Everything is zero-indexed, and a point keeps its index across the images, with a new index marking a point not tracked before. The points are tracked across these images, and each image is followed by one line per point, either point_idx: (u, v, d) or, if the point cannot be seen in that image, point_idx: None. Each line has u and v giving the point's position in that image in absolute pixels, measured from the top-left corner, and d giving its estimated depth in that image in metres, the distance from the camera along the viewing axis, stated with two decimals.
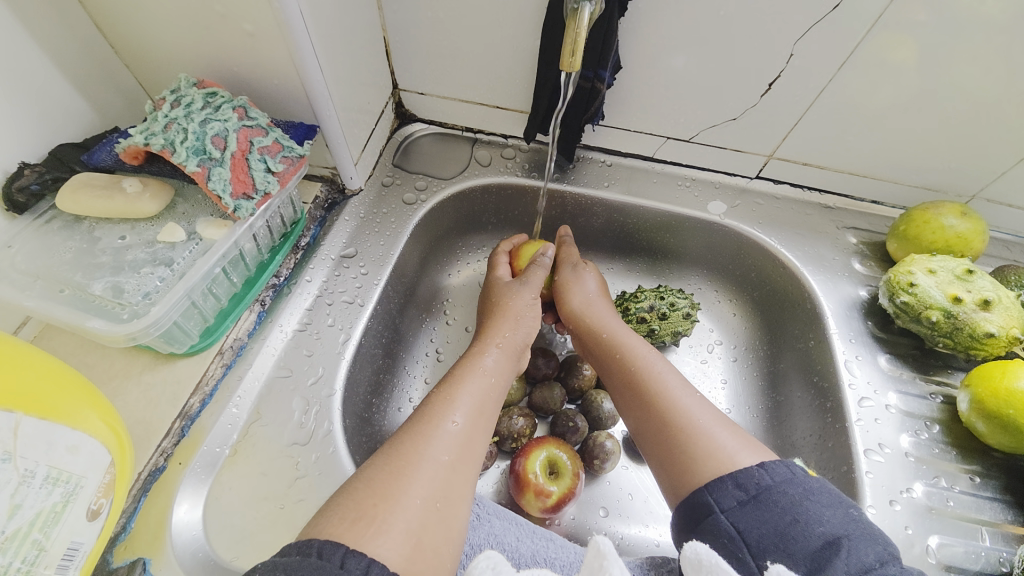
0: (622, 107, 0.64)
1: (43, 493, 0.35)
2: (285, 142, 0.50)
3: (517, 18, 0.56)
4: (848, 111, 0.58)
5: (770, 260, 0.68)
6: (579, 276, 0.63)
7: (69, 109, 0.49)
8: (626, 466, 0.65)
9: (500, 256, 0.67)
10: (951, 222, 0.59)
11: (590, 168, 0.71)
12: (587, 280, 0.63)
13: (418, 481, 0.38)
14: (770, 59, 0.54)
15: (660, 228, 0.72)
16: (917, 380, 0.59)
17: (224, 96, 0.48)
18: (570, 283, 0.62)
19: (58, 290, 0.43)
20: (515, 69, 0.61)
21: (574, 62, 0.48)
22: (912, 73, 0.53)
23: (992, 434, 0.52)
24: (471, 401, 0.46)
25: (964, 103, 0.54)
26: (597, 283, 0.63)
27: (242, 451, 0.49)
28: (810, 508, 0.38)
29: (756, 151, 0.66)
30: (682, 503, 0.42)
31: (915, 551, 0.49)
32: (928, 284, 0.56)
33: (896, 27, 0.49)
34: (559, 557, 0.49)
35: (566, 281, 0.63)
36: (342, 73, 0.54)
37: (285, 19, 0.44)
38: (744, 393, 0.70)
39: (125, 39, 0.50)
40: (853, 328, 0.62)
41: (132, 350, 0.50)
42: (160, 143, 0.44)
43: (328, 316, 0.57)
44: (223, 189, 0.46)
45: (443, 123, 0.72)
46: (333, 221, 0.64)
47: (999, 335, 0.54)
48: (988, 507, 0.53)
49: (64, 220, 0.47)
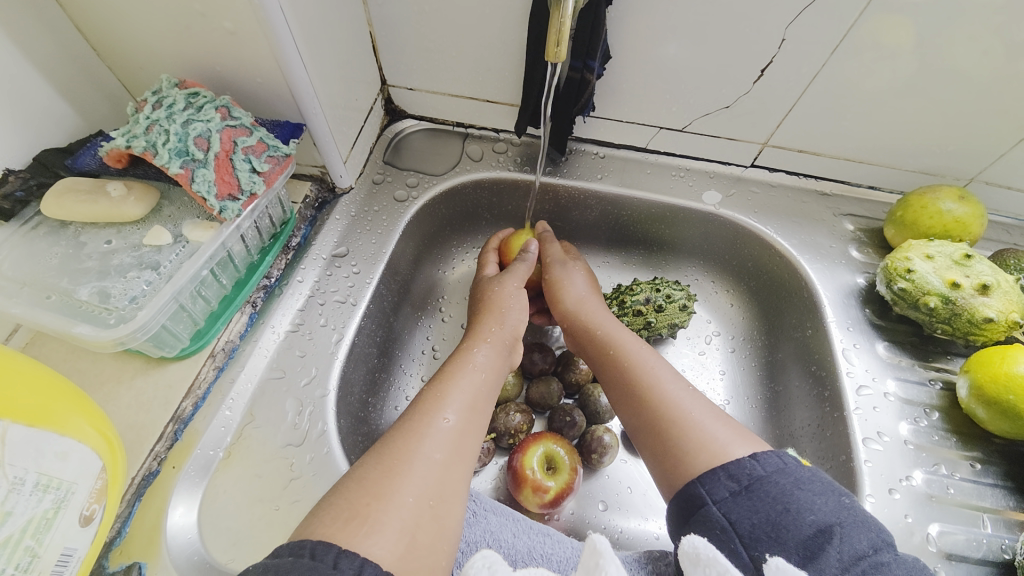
0: (614, 98, 0.63)
1: (34, 500, 0.34)
2: (270, 141, 0.50)
3: (504, 10, 0.55)
4: (843, 96, 0.57)
5: (766, 249, 0.68)
6: (569, 273, 0.62)
7: (53, 113, 0.49)
8: (625, 459, 0.65)
9: (489, 252, 0.67)
10: (949, 206, 0.58)
11: (582, 160, 0.70)
12: (576, 279, 0.62)
13: (410, 480, 0.38)
14: (762, 44, 0.54)
15: (655, 220, 0.71)
16: (916, 366, 0.59)
17: (206, 96, 0.48)
18: (561, 282, 0.62)
19: (45, 297, 0.43)
20: (504, 60, 0.61)
21: (561, 51, 0.47)
22: (907, 55, 0.52)
23: (992, 420, 0.52)
24: (463, 398, 0.46)
25: (961, 85, 0.54)
26: (586, 281, 0.62)
27: (237, 453, 0.49)
28: (800, 497, 0.37)
29: (750, 139, 0.65)
30: (677, 495, 0.42)
31: (915, 540, 0.49)
32: (926, 270, 0.55)
33: (890, 9, 0.48)
34: (556, 553, 0.49)
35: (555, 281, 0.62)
36: (328, 70, 0.53)
37: (265, 16, 0.43)
38: (743, 384, 0.69)
39: (108, 41, 0.49)
40: (852, 316, 0.61)
41: (123, 356, 0.50)
42: (142, 145, 0.44)
43: (320, 316, 0.57)
44: (207, 190, 0.45)
45: (434, 119, 0.71)
46: (325, 221, 0.63)
47: (998, 320, 0.53)
48: (989, 493, 0.52)
49: (50, 226, 0.47)
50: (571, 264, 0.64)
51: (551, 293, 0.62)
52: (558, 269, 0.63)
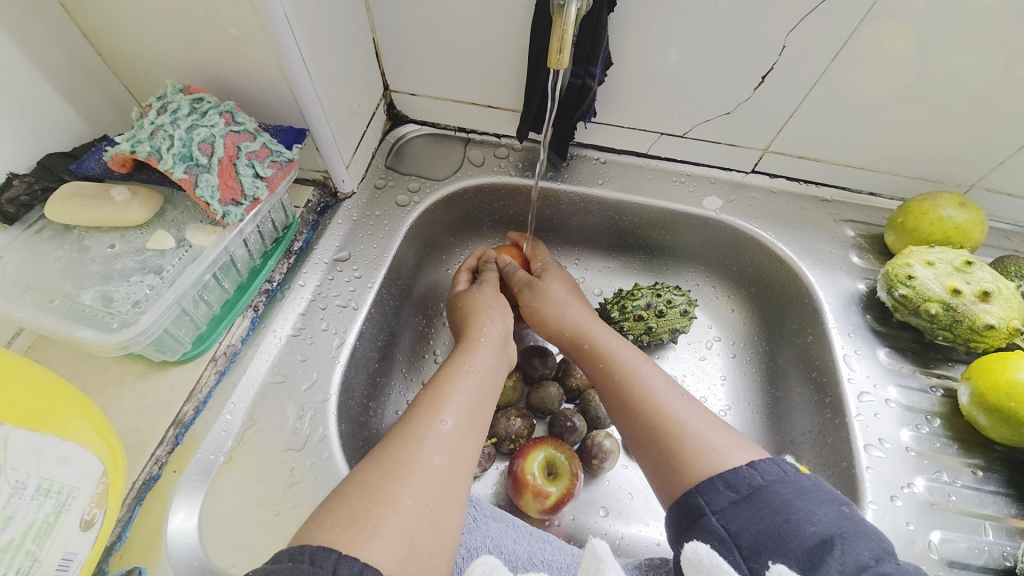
0: (615, 104, 0.64)
1: (35, 504, 0.34)
2: (273, 147, 0.50)
3: (506, 17, 0.56)
4: (844, 103, 0.57)
5: (767, 255, 0.68)
6: (543, 289, 0.61)
7: (59, 118, 0.49)
8: (626, 465, 0.65)
9: (461, 271, 0.67)
10: (949, 213, 0.58)
11: (583, 165, 0.71)
12: (558, 286, 0.62)
13: (410, 483, 0.38)
14: (762, 51, 0.54)
15: (656, 226, 0.72)
16: (917, 373, 0.59)
17: (210, 102, 0.48)
18: (546, 292, 0.61)
19: (48, 300, 0.43)
20: (506, 66, 0.61)
21: (563, 59, 0.48)
22: (907, 63, 0.52)
23: (994, 427, 0.52)
24: (462, 401, 0.46)
25: (961, 93, 0.54)
26: (565, 288, 0.62)
27: (237, 457, 0.49)
28: (801, 507, 0.37)
29: (751, 145, 0.65)
30: (675, 504, 0.42)
31: (917, 548, 0.49)
32: (926, 276, 0.55)
33: (890, 17, 0.49)
34: (557, 559, 0.49)
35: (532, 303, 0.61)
36: (331, 75, 0.54)
37: (270, 23, 0.44)
38: (744, 389, 0.69)
39: (114, 48, 0.50)
40: (852, 322, 0.61)
41: (125, 360, 0.50)
42: (147, 151, 0.44)
43: (321, 320, 0.57)
44: (211, 195, 0.46)
45: (437, 124, 0.72)
46: (327, 225, 0.63)
47: (1000, 327, 0.53)
48: (991, 501, 0.52)
49: (54, 230, 0.47)
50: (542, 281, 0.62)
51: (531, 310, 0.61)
52: (529, 292, 0.61)
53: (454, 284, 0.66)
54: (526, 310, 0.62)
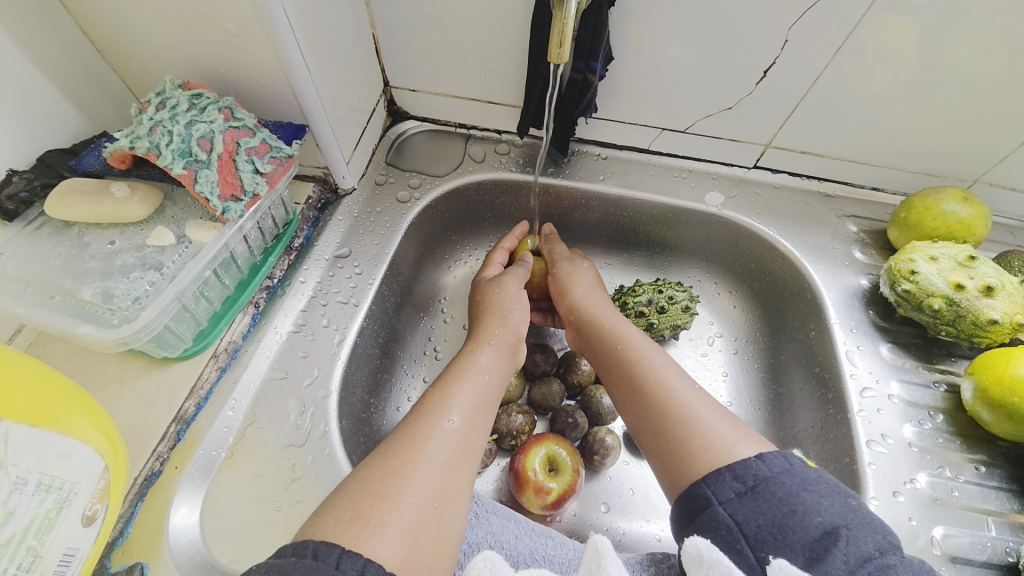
0: (616, 99, 0.63)
1: (36, 500, 0.34)
2: (273, 142, 0.50)
3: (506, 12, 0.55)
4: (846, 97, 0.57)
5: (769, 250, 0.67)
6: (577, 269, 0.63)
7: (57, 114, 0.49)
8: (627, 461, 0.65)
9: (499, 252, 0.67)
10: (952, 208, 0.58)
11: (584, 161, 0.70)
12: (584, 274, 0.62)
13: (413, 480, 0.38)
14: (763, 46, 0.54)
15: (658, 222, 0.71)
16: (920, 369, 0.58)
17: (209, 97, 0.48)
18: (569, 277, 0.62)
19: (48, 297, 0.43)
20: (506, 61, 0.61)
21: (563, 53, 0.47)
22: (910, 57, 0.52)
23: (997, 423, 0.51)
24: (467, 399, 0.46)
25: (964, 87, 0.53)
26: (592, 277, 0.63)
27: (239, 453, 0.49)
28: (807, 498, 0.37)
29: (753, 140, 0.65)
30: (680, 496, 0.41)
31: (919, 543, 0.49)
32: (929, 272, 0.55)
33: (893, 10, 0.48)
34: (559, 555, 0.49)
35: (565, 275, 0.62)
36: (330, 71, 0.53)
37: (268, 18, 0.43)
38: (745, 385, 0.69)
39: (113, 44, 0.50)
40: (855, 317, 0.61)
41: (126, 356, 0.50)
42: (146, 146, 0.44)
43: (322, 317, 0.57)
44: (210, 191, 0.45)
45: (437, 120, 0.72)
46: (327, 221, 0.63)
47: (1003, 322, 0.53)
48: (994, 496, 0.52)
49: (54, 226, 0.47)
50: (582, 260, 0.64)
51: (559, 287, 0.62)
52: (567, 265, 0.63)
53: (484, 266, 0.66)
54: (555, 283, 0.63)
